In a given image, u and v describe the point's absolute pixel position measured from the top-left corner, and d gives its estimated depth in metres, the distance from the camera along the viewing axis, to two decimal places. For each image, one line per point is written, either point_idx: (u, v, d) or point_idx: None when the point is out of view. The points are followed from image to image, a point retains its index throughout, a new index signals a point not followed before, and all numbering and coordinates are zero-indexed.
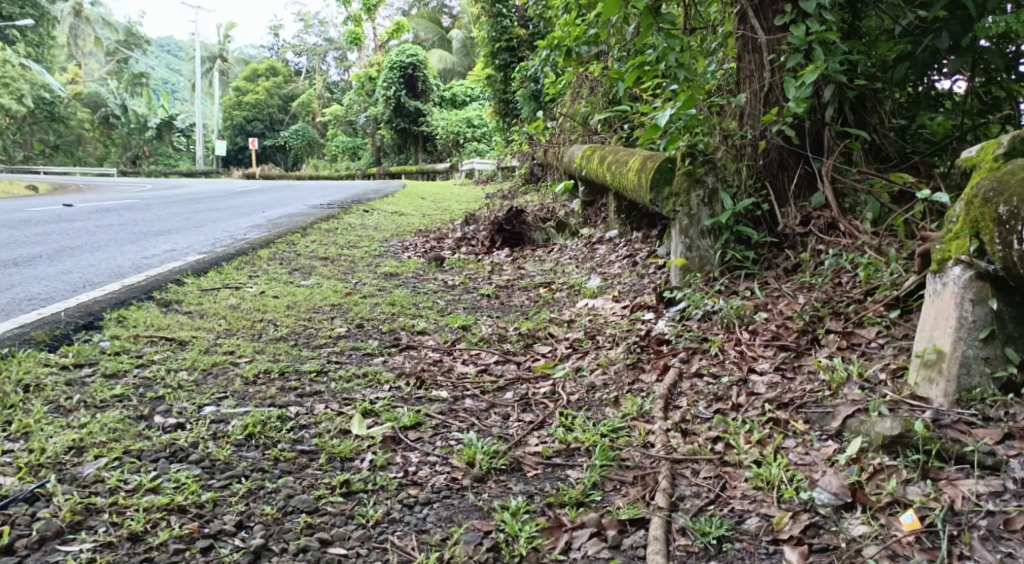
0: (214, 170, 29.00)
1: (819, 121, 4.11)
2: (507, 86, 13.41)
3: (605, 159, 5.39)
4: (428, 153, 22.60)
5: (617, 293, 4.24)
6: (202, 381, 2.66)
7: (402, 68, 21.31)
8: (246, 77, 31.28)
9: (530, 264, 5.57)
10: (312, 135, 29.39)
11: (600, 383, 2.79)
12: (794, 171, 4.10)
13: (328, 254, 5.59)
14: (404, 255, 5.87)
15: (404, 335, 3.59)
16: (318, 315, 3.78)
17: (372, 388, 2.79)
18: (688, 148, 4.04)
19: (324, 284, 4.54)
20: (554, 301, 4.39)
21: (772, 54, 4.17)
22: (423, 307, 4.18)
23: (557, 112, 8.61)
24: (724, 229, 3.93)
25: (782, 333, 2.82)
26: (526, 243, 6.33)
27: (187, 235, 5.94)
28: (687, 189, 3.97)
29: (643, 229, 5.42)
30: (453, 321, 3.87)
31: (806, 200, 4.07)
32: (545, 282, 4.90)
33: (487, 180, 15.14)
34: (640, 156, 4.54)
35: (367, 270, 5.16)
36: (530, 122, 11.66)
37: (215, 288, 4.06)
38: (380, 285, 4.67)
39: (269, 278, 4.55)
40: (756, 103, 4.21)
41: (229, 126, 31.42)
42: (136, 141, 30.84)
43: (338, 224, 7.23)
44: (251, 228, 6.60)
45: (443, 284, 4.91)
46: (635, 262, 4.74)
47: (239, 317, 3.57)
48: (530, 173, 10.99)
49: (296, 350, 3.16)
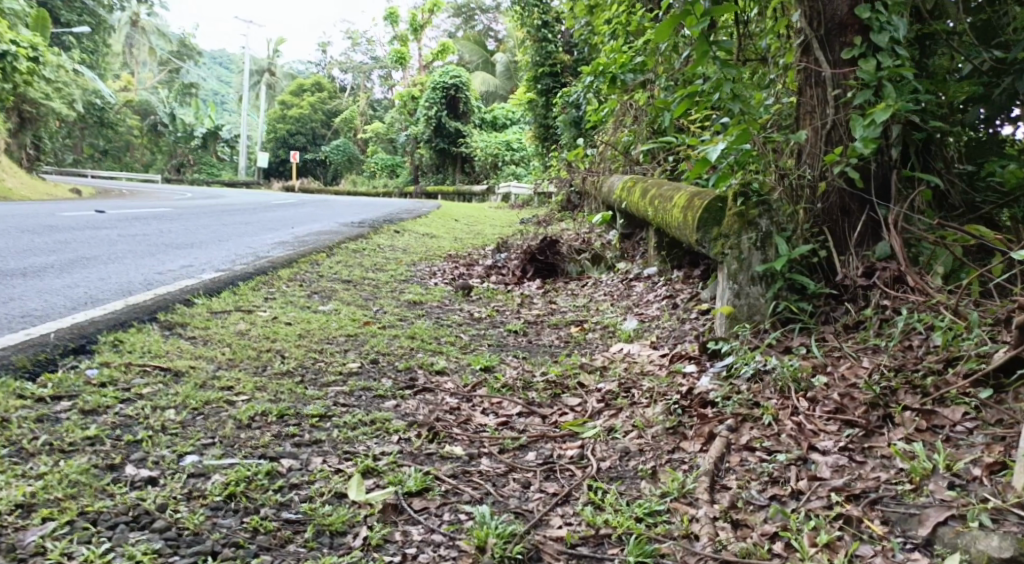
0: (254, 181, 29.13)
1: (885, 164, 3.77)
2: (548, 112, 13.21)
3: (647, 193, 5.07)
4: (466, 174, 22.45)
5: (655, 339, 3.91)
6: (191, 422, 2.38)
7: (445, 88, 21.29)
8: (291, 91, 31.52)
9: (562, 299, 5.27)
10: (352, 151, 29.45)
11: (635, 449, 2.47)
12: (857, 217, 3.77)
13: (351, 277, 5.33)
14: (431, 282, 5.60)
15: (420, 374, 3.30)
16: (330, 347, 3.50)
17: (378, 440, 2.49)
18: (742, 187, 3.69)
19: (342, 311, 4.27)
20: (586, 342, 4.07)
21: (838, 89, 3.84)
22: (445, 342, 3.88)
23: (597, 140, 8.33)
24: (777, 275, 3.58)
25: (846, 403, 2.48)
26: (559, 274, 6.01)
27: (208, 249, 5.72)
28: (738, 231, 3.61)
29: (684, 269, 5.09)
30: (475, 360, 3.57)
31: (868, 249, 3.74)
32: (577, 320, 4.58)
33: (522, 205, 14.88)
34: (686, 192, 4.22)
35: (391, 296, 4.88)
36: (570, 148, 11.42)
37: (226, 311, 3.81)
38: (402, 315, 4.39)
39: (285, 301, 4.29)
40: (816, 141, 3.88)
41: (271, 138, 31.61)
42: (181, 150, 31.12)
43: (366, 245, 6.98)
44: (275, 245, 6.37)
45: (469, 316, 4.62)
46: (676, 305, 4.42)
47: (244, 345, 3.30)
48: (567, 201, 10.71)
49: (300, 389, 2.88)
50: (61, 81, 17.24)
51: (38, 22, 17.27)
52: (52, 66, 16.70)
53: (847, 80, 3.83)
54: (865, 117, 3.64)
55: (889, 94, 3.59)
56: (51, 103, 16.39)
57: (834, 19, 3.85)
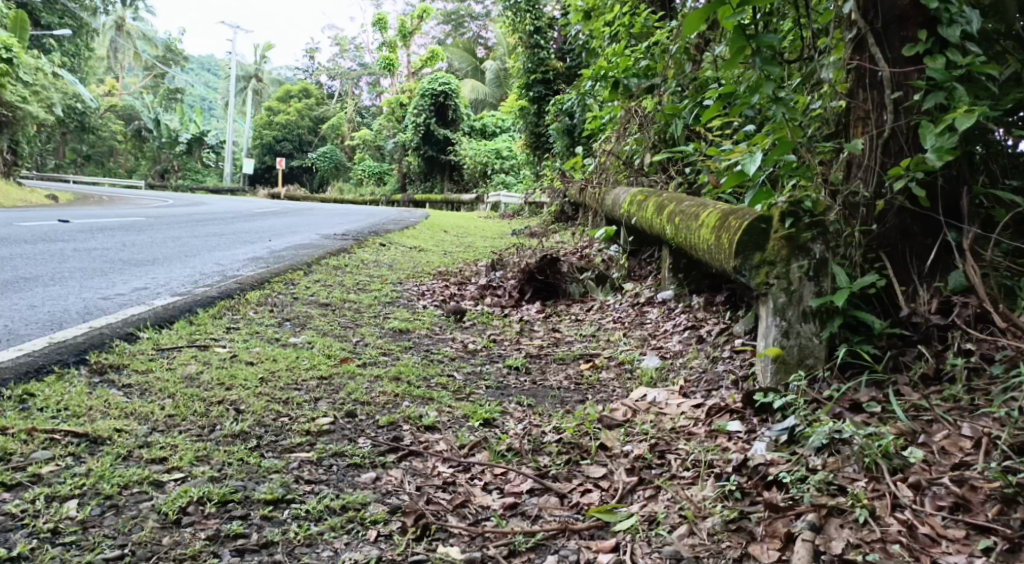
0: (238, 187, 28.44)
1: (954, 179, 3.25)
2: (540, 119, 12.64)
3: (665, 209, 4.47)
4: (454, 183, 21.91)
5: (683, 381, 3.34)
6: (96, 521, 1.90)
7: (434, 95, 20.76)
8: (277, 96, 30.89)
9: (566, 325, 4.68)
10: (339, 158, 28.83)
11: (689, 554, 1.95)
12: (921, 241, 3.28)
13: (330, 300, 4.70)
14: (419, 304, 5.00)
15: (407, 432, 2.69)
16: (296, 394, 2.88)
17: (369, 543, 1.94)
18: (790, 205, 3.10)
19: (315, 343, 3.65)
20: (599, 384, 3.47)
21: (899, 91, 3.32)
22: (435, 386, 3.27)
23: (597, 148, 7.72)
24: (834, 313, 3.03)
25: (970, 497, 2.02)
26: (560, 296, 5.40)
27: (170, 267, 5.10)
28: (786, 259, 3.05)
29: (705, 294, 4.50)
30: (471, 411, 2.96)
31: (935, 279, 3.24)
32: (587, 354, 3.98)
33: (513, 214, 14.24)
34: (717, 209, 3.63)
35: (373, 324, 4.27)
36: (565, 157, 10.87)
37: (176, 348, 3.19)
38: (384, 347, 3.78)
39: (249, 331, 3.68)
40: (873, 151, 3.35)
41: (256, 144, 30.88)
42: (163, 154, 30.25)
43: (349, 261, 6.36)
44: (248, 261, 5.74)
45: (461, 349, 4.02)
46: (703, 338, 3.85)
47: (188, 394, 2.67)
48: (561, 212, 10.14)
49: (254, 457, 2.28)
50: (39, 84, 16.52)
51: (15, 23, 16.49)
52: (29, 68, 15.99)
53: (911, 81, 3.29)
54: (936, 124, 3.12)
55: (965, 99, 3.05)
56: (28, 107, 15.67)
57: (893, 9, 3.31)
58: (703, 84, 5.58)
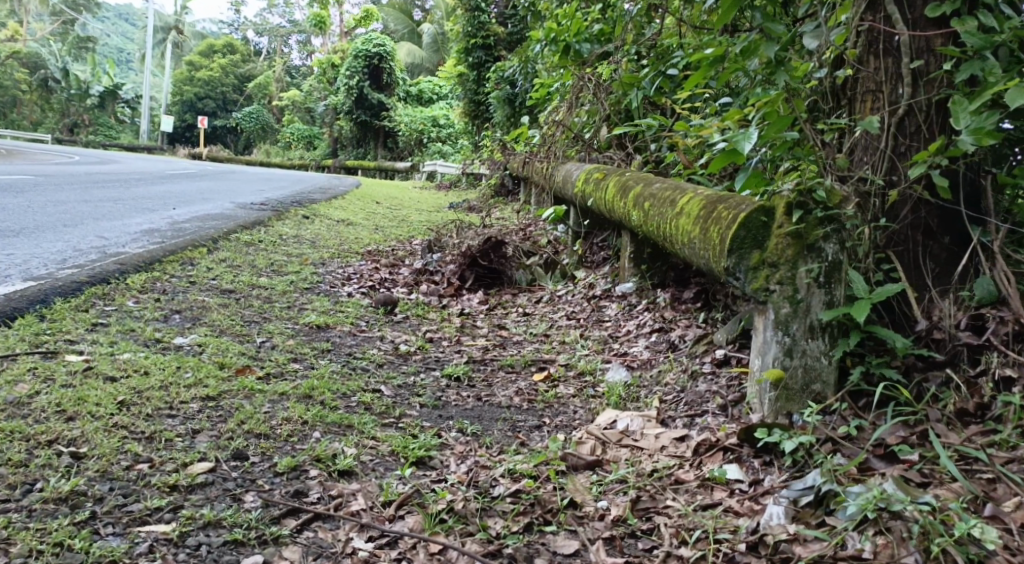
0: (157, 147, 26.91)
1: (976, 165, 2.75)
2: (480, 86, 11.92)
3: (630, 191, 3.85)
4: (389, 150, 20.96)
5: (660, 404, 2.77)
6: None
7: (368, 57, 19.75)
8: (200, 51, 29.30)
9: (513, 320, 4.07)
10: (266, 119, 27.51)
11: None
12: (937, 240, 2.77)
13: (235, 285, 3.97)
14: (342, 291, 4.31)
15: (315, 480, 2.05)
16: (167, 423, 2.20)
17: None
18: (797, 194, 2.51)
19: (206, 344, 2.95)
20: (557, 403, 2.87)
21: (919, 59, 2.77)
22: (354, 407, 2.60)
23: (544, 118, 7.06)
24: (848, 328, 2.49)
25: None
26: (505, 283, 4.78)
27: (39, 241, 4.30)
28: (793, 260, 2.47)
29: (671, 290, 3.94)
30: (401, 447, 2.31)
31: (955, 286, 2.73)
32: (540, 360, 3.36)
33: (450, 185, 13.52)
34: (699, 195, 3.03)
35: (283, 317, 3.58)
36: (507, 127, 10.21)
37: (11, 358, 2.47)
38: (294, 351, 3.10)
39: (121, 328, 2.95)
40: (887, 132, 2.80)
41: (177, 101, 29.30)
42: (75, 109, 28.31)
43: (264, 235, 5.60)
44: (140, 234, 4.94)
45: (388, 351, 3.36)
46: (678, 346, 3.28)
47: (7, 433, 1.98)
48: (502, 185, 9.51)
49: (74, 535, 1.69)
50: None
51: None
52: None
53: (935, 47, 2.75)
54: (970, 100, 2.57)
55: (1003, 72, 2.49)
56: None
57: None
58: (666, 51, 4.96)
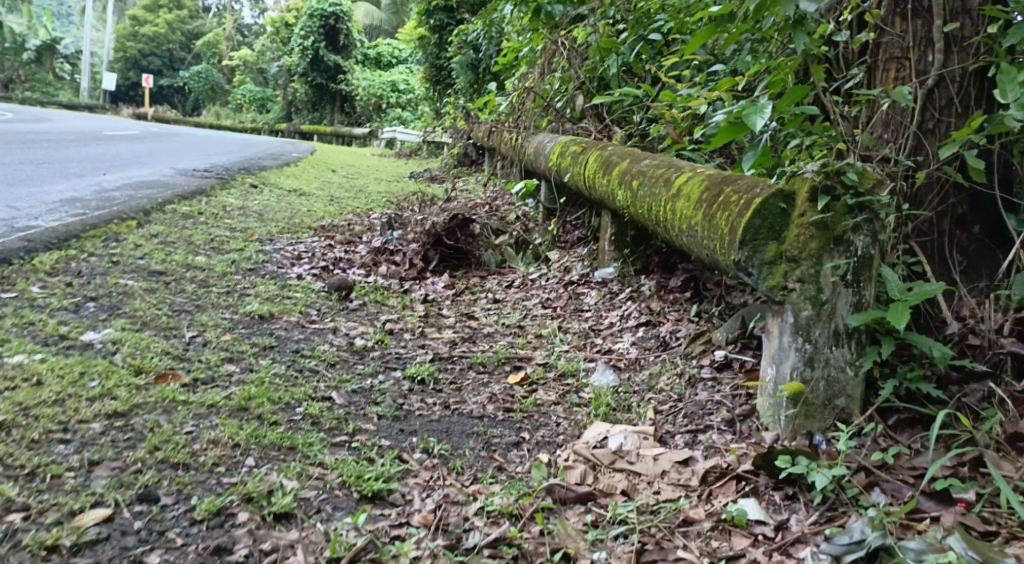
0: (100, 106, 25.76)
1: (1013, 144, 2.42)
2: (442, 50, 11.39)
3: (615, 167, 3.45)
4: (345, 115, 20.27)
5: (656, 417, 2.41)
6: None
7: (323, 17, 18.97)
8: (146, 6, 28.04)
9: (483, 308, 3.68)
10: (217, 80, 26.52)
11: None
12: (967, 229, 2.44)
13: (166, 266, 3.50)
14: (291, 273, 3.86)
15: (244, 529, 1.65)
16: (57, 454, 1.77)
17: None
18: (823, 177, 2.12)
19: (123, 342, 2.51)
20: (537, 414, 2.49)
21: (954, 22, 2.41)
22: (299, 423, 2.18)
23: (512, 85, 6.60)
24: (877, 336, 2.16)
25: None
26: (473, 264, 4.36)
27: None
28: (817, 255, 2.11)
29: (656, 277, 3.58)
30: (353, 476, 1.90)
31: (987, 282, 2.42)
32: (514, 358, 2.98)
33: (409, 152, 13.00)
34: (699, 175, 2.65)
35: (219, 305, 3.13)
36: (470, 92, 9.72)
37: None
38: (229, 348, 2.67)
39: (19, 323, 2.50)
40: (917, 105, 2.43)
41: (121, 58, 28.08)
42: (11, 63, 26.92)
43: (206, 207, 5.11)
44: (61, 204, 4.42)
45: (341, 346, 2.95)
46: (669, 344, 2.93)
47: None
48: (464, 154, 9.06)
49: None
50: None
51: None
52: None
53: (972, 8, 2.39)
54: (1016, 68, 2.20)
55: None
56: None
57: None
58: (649, 12, 4.54)
